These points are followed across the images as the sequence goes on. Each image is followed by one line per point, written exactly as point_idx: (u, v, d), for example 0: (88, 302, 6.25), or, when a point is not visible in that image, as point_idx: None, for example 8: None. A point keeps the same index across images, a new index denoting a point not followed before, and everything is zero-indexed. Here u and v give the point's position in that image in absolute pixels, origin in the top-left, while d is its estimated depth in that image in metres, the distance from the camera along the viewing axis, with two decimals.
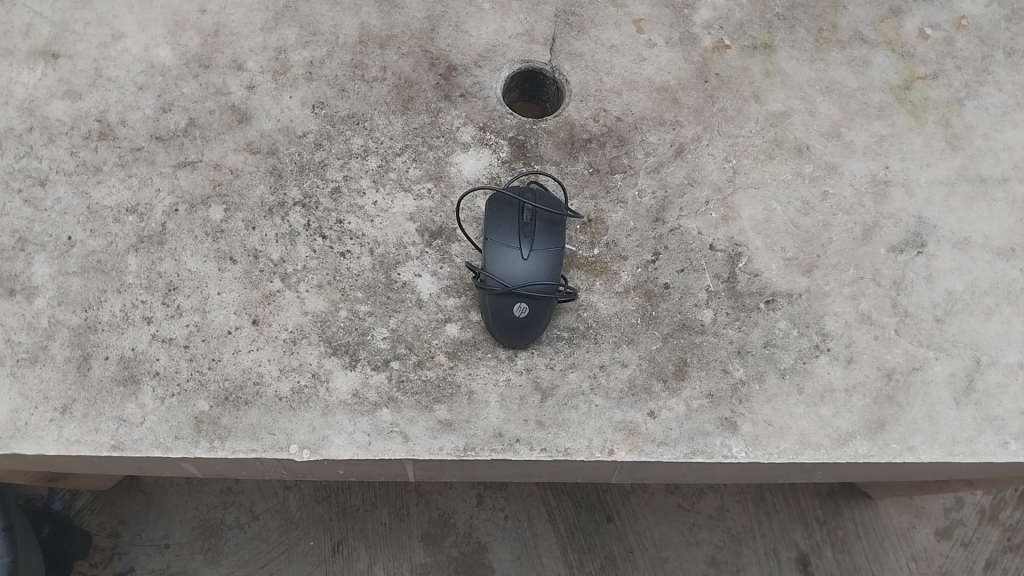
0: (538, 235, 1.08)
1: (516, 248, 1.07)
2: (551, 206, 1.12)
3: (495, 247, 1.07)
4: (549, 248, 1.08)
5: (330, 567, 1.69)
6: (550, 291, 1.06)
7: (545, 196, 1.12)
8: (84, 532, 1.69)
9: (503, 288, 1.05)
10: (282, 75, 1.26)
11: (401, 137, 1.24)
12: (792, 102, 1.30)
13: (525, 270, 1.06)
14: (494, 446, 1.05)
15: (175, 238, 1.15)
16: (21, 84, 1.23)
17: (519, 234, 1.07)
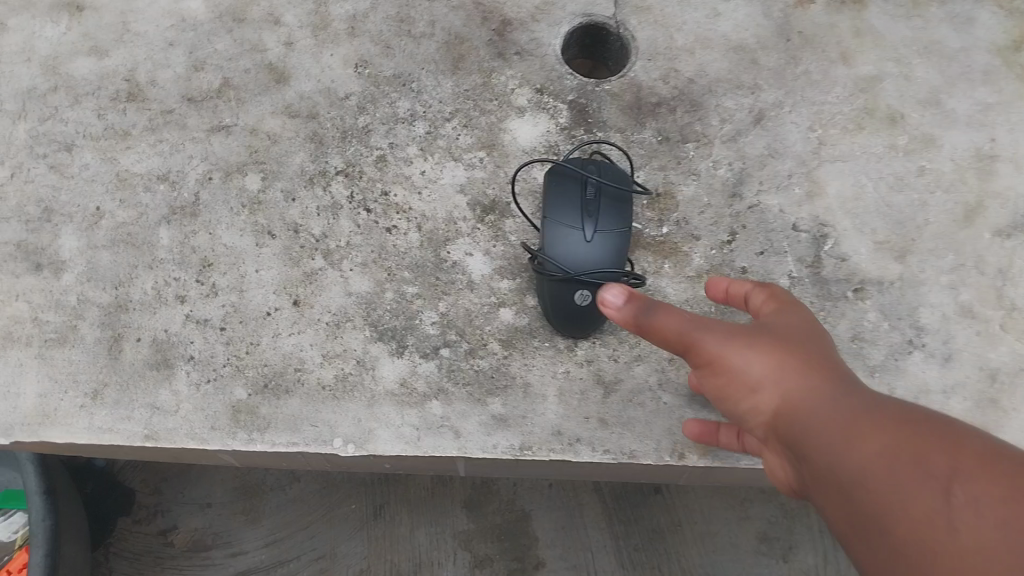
0: (602, 213, 0.97)
1: (578, 227, 0.96)
2: (616, 181, 1.00)
3: (554, 227, 0.96)
4: (614, 228, 0.97)
5: (370, 531, 1.61)
6: (614, 277, 0.96)
7: (608, 170, 1.01)
8: (127, 493, 1.62)
9: (563, 273, 0.95)
10: (323, 30, 1.16)
11: (451, 100, 1.13)
12: (884, 64, 1.17)
13: (587, 254, 0.95)
14: (553, 446, 0.96)
15: (210, 209, 1.06)
16: (45, 40, 1.14)
17: (582, 211, 0.96)
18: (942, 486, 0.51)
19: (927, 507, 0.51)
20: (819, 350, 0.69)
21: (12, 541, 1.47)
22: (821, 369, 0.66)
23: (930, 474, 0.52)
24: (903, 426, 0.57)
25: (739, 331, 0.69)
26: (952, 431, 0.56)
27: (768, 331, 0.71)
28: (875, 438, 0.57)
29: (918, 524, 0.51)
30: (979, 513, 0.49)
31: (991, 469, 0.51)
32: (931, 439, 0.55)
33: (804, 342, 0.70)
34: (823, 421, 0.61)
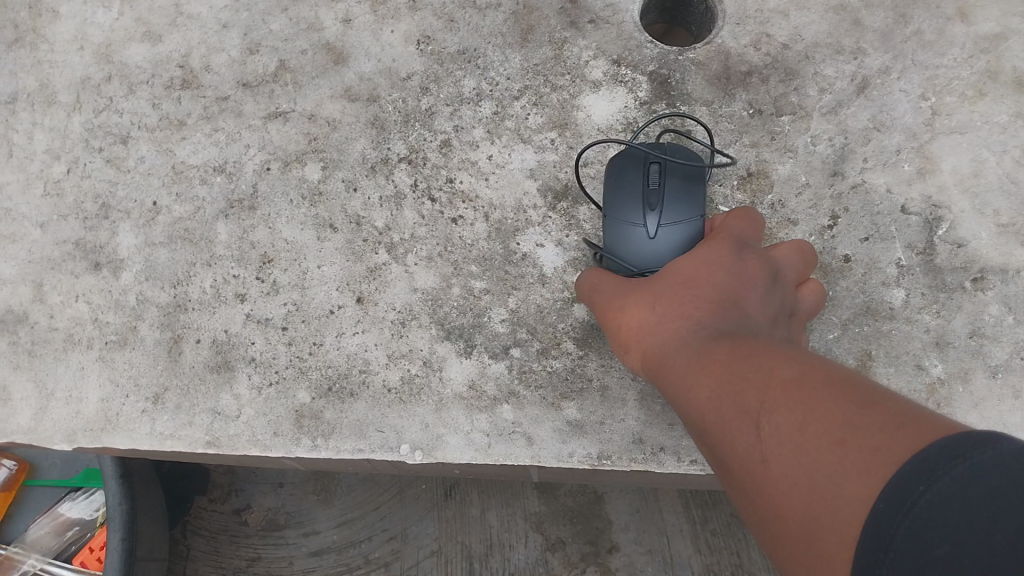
0: (667, 204, 0.86)
1: (639, 224, 0.86)
2: (687, 157, 0.88)
3: (615, 225, 0.88)
4: (682, 220, 0.86)
5: (441, 512, 1.48)
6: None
7: (680, 150, 0.89)
8: (203, 466, 1.55)
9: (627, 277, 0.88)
10: (382, 4, 1.08)
11: (519, 76, 1.04)
12: (1010, 19, 1.03)
13: (650, 254, 0.86)
14: (634, 455, 0.89)
15: (268, 202, 1.01)
16: (98, 26, 1.10)
17: (644, 204, 0.87)
18: (755, 421, 0.52)
19: (746, 442, 0.52)
20: (710, 286, 0.70)
21: (93, 521, 1.41)
22: (697, 311, 0.68)
23: (748, 410, 0.53)
24: (739, 358, 0.58)
25: (635, 296, 0.75)
26: (792, 361, 0.56)
27: (662, 282, 0.74)
28: (717, 375, 0.59)
29: (742, 460, 0.52)
30: (781, 443, 0.49)
31: (799, 394, 0.51)
32: (756, 372, 0.55)
33: (690, 282, 0.72)
34: (684, 366, 0.63)
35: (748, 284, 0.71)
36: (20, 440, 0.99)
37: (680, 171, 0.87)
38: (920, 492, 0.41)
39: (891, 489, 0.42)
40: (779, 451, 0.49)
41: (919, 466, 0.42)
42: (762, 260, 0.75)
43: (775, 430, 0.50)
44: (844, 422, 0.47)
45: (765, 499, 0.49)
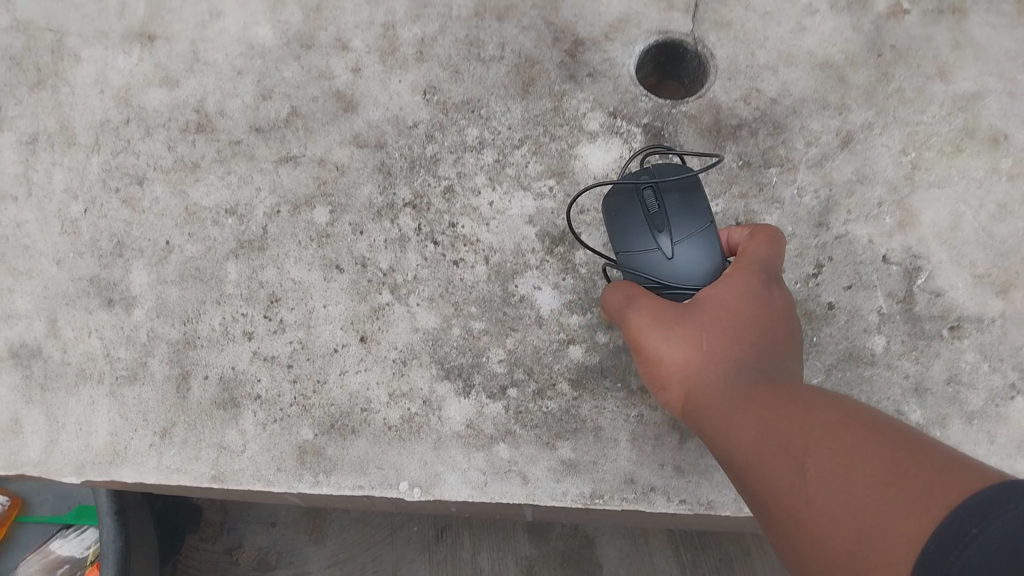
0: (674, 220, 0.90)
1: (653, 248, 0.90)
2: (677, 174, 0.93)
3: (630, 258, 0.92)
4: (696, 230, 0.90)
5: (432, 555, 1.51)
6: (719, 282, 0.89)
7: (665, 169, 0.94)
8: (198, 503, 1.58)
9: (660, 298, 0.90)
10: (390, 55, 1.13)
11: (520, 125, 1.09)
12: (986, 79, 1.09)
13: (675, 270, 0.89)
14: (625, 495, 0.93)
15: (278, 243, 1.05)
16: (118, 71, 1.15)
17: (651, 229, 0.91)
18: (805, 458, 0.58)
19: (793, 476, 0.58)
20: (747, 328, 0.76)
21: (84, 559, 1.42)
22: (736, 355, 0.74)
23: (798, 448, 0.59)
24: (785, 404, 0.64)
25: (674, 321, 0.80)
26: (838, 408, 0.62)
27: (701, 311, 0.79)
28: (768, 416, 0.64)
29: (787, 495, 0.57)
30: (830, 480, 0.55)
31: (846, 439, 0.56)
32: (803, 418, 0.61)
33: (727, 319, 0.77)
34: (732, 404, 0.69)
35: (784, 333, 0.78)
36: (30, 474, 1.01)
37: (674, 189, 0.92)
38: (971, 534, 0.45)
39: (943, 530, 0.47)
40: (828, 487, 0.54)
41: (967, 509, 0.47)
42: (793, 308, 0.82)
43: (825, 467, 0.55)
44: (896, 471, 0.52)
45: (811, 534, 0.54)
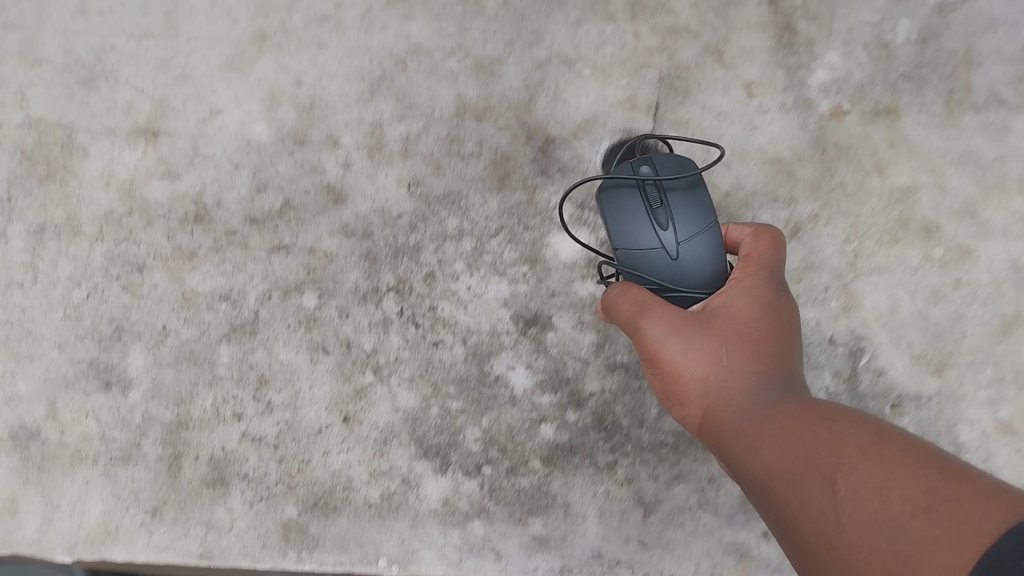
0: (677, 218, 0.99)
1: (658, 246, 0.99)
2: (677, 173, 1.02)
3: (635, 252, 0.99)
4: (698, 228, 0.99)
5: None
6: (716, 278, 0.99)
7: (667, 163, 1.03)
8: None
9: (661, 291, 1.00)
10: (377, 151, 1.22)
11: (496, 216, 1.18)
12: (920, 174, 1.20)
13: (679, 266, 0.98)
14: (593, 568, 1.05)
15: (268, 326, 1.12)
16: (122, 165, 1.23)
17: (656, 225, 0.99)
18: (835, 479, 0.67)
19: (826, 496, 0.67)
20: (763, 347, 0.88)
21: None
22: (754, 373, 0.86)
23: (828, 469, 0.68)
24: (812, 424, 0.74)
25: (693, 341, 0.89)
26: (858, 426, 0.71)
27: (718, 331, 0.89)
28: (797, 439, 0.74)
29: (817, 505, 0.67)
30: (859, 496, 0.64)
31: (872, 458, 0.66)
32: (830, 437, 0.71)
33: (744, 335, 0.88)
34: (757, 424, 0.79)
35: (789, 346, 0.90)
36: (23, 551, 1.08)
37: (675, 187, 1.01)
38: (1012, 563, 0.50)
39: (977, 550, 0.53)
40: (859, 506, 0.63)
41: (998, 532, 0.53)
42: (793, 319, 0.93)
43: (857, 486, 0.64)
44: (927, 492, 0.60)
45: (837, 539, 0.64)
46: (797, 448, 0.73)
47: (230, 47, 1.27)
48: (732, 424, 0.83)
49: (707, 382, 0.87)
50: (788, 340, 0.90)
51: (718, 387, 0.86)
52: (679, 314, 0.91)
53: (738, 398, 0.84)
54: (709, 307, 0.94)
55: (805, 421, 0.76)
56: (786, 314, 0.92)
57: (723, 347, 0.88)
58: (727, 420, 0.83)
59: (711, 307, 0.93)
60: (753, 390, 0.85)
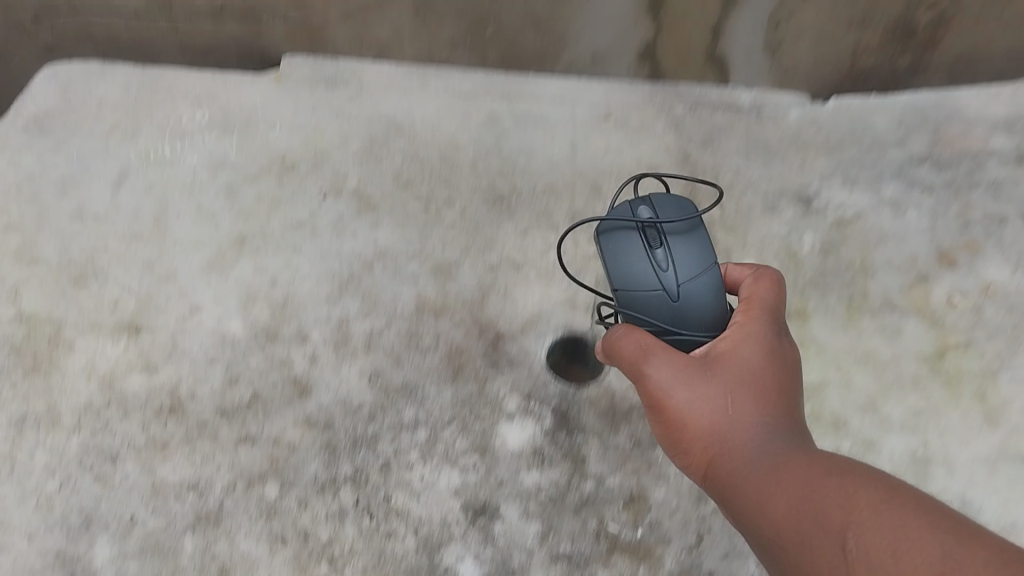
0: (677, 259, 1.07)
1: (659, 287, 1.06)
2: (677, 216, 1.10)
3: (637, 292, 1.06)
4: (697, 270, 1.07)
5: None
6: (715, 318, 1.06)
7: (665, 207, 1.11)
8: None
9: (662, 331, 1.07)
10: (343, 346, 1.35)
11: (449, 407, 1.29)
12: (828, 373, 1.33)
13: (679, 306, 1.06)
14: None
15: (231, 517, 1.19)
16: (105, 359, 1.33)
17: (657, 265, 1.07)
18: (843, 533, 0.76)
19: (835, 548, 0.76)
20: (769, 392, 0.97)
21: None
22: (761, 416, 0.95)
23: (837, 527, 0.77)
24: (826, 476, 0.83)
25: (698, 389, 0.98)
26: (868, 481, 0.80)
27: (725, 374, 0.98)
28: (802, 493, 0.83)
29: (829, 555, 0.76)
30: (868, 552, 0.73)
31: (886, 518, 0.74)
32: (845, 493, 0.80)
33: (749, 379, 0.98)
34: (764, 473, 0.88)
35: (791, 388, 1.00)
36: None
37: (674, 229, 1.09)
38: None
39: None
40: (871, 562, 0.72)
41: None
42: (793, 360, 1.03)
43: (869, 546, 0.73)
44: (940, 556, 0.68)
45: None
46: (806, 502, 0.82)
47: (214, 247, 1.45)
48: (739, 473, 0.91)
49: (711, 430, 0.95)
50: (786, 380, 1.00)
51: (722, 434, 0.95)
52: (682, 364, 0.99)
53: (742, 446, 0.93)
54: (711, 351, 1.02)
55: (809, 475, 0.85)
56: (782, 352, 1.02)
57: (725, 395, 0.97)
58: (732, 468, 0.92)
59: (712, 351, 1.02)
60: (756, 437, 0.93)
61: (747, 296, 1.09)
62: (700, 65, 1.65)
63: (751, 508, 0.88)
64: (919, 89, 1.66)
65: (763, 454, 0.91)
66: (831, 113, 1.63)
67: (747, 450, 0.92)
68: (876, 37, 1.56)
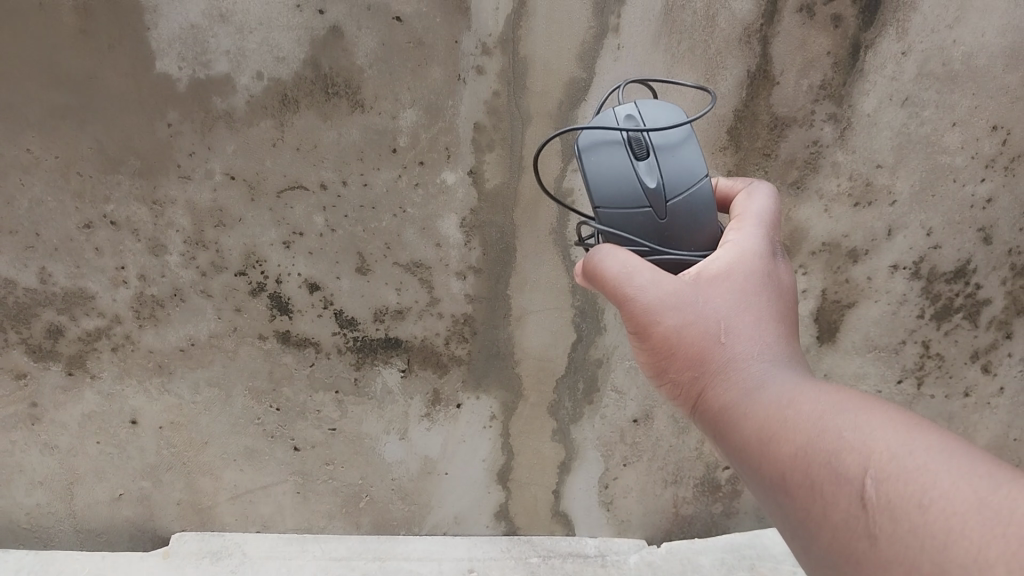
0: (666, 171, 0.92)
1: (646, 204, 0.91)
2: (668, 124, 0.94)
3: (622, 210, 0.91)
4: (690, 184, 0.92)
5: None
6: (704, 236, 0.93)
7: (650, 105, 0.95)
8: None
9: (648, 253, 0.93)
10: None
11: None
12: None
13: (666, 226, 0.92)
14: None
15: None
16: None
17: (643, 176, 0.91)
18: (860, 474, 0.63)
19: (836, 458, 0.66)
20: (770, 318, 0.85)
21: None
22: (764, 348, 0.82)
23: (854, 467, 0.64)
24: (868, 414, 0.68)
25: (688, 311, 0.85)
26: (910, 432, 0.64)
27: (723, 295, 0.85)
28: (812, 424, 0.70)
29: (840, 481, 0.64)
30: (895, 486, 0.60)
31: (926, 453, 0.61)
32: (879, 428, 0.65)
33: (748, 300, 0.85)
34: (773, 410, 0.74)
35: (790, 314, 0.88)
36: None
37: (663, 139, 0.93)
38: None
39: None
40: (901, 485, 0.60)
41: None
42: (789, 281, 0.91)
43: (896, 466, 0.61)
44: None
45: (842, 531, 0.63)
46: (818, 433, 0.69)
47: None
48: (739, 400, 0.79)
49: (703, 356, 0.83)
50: (780, 310, 0.86)
51: (714, 360, 0.82)
52: (674, 284, 0.86)
53: (744, 378, 0.80)
54: (706, 266, 0.88)
55: (820, 402, 0.72)
56: (776, 283, 0.88)
57: (719, 318, 0.85)
58: (727, 399, 0.80)
59: (706, 269, 0.88)
60: (756, 368, 0.80)
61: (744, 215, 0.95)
62: (548, 518, 1.72)
63: (745, 441, 0.76)
64: (733, 531, 1.70)
65: (763, 383, 0.78)
66: (663, 555, 1.66)
67: (745, 379, 0.80)
68: (689, 491, 1.68)
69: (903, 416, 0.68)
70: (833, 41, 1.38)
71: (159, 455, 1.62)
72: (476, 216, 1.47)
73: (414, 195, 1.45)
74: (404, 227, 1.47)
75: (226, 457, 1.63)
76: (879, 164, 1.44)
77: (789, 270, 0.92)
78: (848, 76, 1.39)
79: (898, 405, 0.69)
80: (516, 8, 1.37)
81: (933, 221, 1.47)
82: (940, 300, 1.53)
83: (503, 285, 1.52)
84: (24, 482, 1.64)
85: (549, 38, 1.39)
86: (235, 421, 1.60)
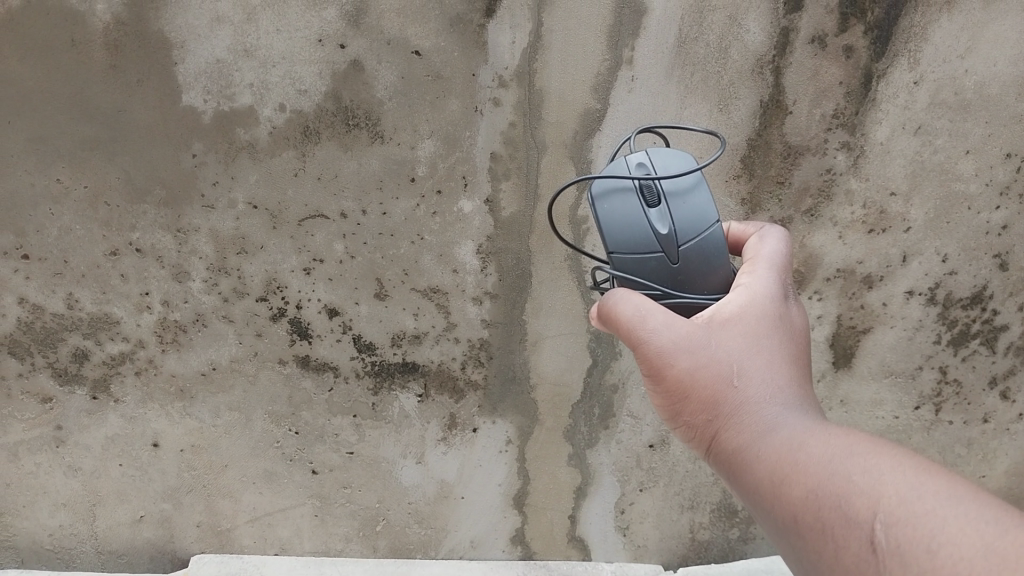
0: (678, 216, 0.94)
1: (658, 250, 0.93)
2: (678, 170, 0.95)
3: (635, 255, 0.93)
4: (701, 228, 0.94)
5: None
6: (717, 278, 0.95)
7: (661, 150, 0.96)
8: None
9: (660, 296, 0.94)
10: None
11: None
12: None
13: (679, 269, 0.94)
14: None
15: None
16: None
17: (655, 223, 0.93)
18: (869, 518, 0.64)
19: (847, 502, 0.66)
20: (781, 361, 0.86)
21: None
22: (776, 391, 0.83)
23: (864, 510, 0.65)
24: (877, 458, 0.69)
25: (701, 353, 0.86)
26: (917, 477, 0.65)
27: (735, 338, 0.86)
28: (821, 466, 0.71)
29: (849, 525, 0.65)
30: (906, 530, 0.61)
31: (936, 498, 0.62)
32: (887, 472, 0.66)
33: (760, 343, 0.86)
34: (786, 452, 0.75)
35: (801, 357, 0.89)
36: None
37: (674, 185, 0.95)
38: None
39: None
40: (909, 532, 0.60)
41: None
42: (800, 323, 0.91)
43: (906, 513, 0.62)
44: None
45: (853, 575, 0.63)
46: (829, 476, 0.69)
47: None
48: (751, 443, 0.79)
49: (715, 399, 0.84)
50: (792, 353, 0.87)
51: (726, 403, 0.83)
52: (687, 327, 0.87)
53: (757, 420, 0.81)
54: (719, 310, 0.89)
55: (831, 445, 0.72)
56: (788, 326, 0.89)
57: (731, 361, 0.86)
58: (741, 442, 0.81)
59: (719, 312, 0.89)
60: (769, 411, 0.81)
61: (755, 257, 0.96)
62: (565, 543, 1.71)
63: (758, 484, 0.76)
64: (753, 556, 1.70)
65: (775, 426, 0.79)
66: None
67: (757, 421, 0.81)
68: (706, 516, 1.67)
69: (911, 458, 0.69)
70: (845, 71, 1.40)
71: (180, 477, 1.64)
72: (492, 243, 1.49)
73: (432, 222, 1.47)
74: (422, 254, 1.49)
75: (245, 480, 1.65)
76: (892, 192, 1.45)
77: (801, 311, 0.93)
78: (860, 105, 1.41)
79: (907, 448, 0.70)
80: (533, 41, 1.41)
81: (948, 247, 1.48)
82: (957, 326, 1.53)
83: (519, 310, 1.54)
84: (46, 503, 1.66)
85: (564, 69, 1.42)
86: (255, 444, 1.62)
